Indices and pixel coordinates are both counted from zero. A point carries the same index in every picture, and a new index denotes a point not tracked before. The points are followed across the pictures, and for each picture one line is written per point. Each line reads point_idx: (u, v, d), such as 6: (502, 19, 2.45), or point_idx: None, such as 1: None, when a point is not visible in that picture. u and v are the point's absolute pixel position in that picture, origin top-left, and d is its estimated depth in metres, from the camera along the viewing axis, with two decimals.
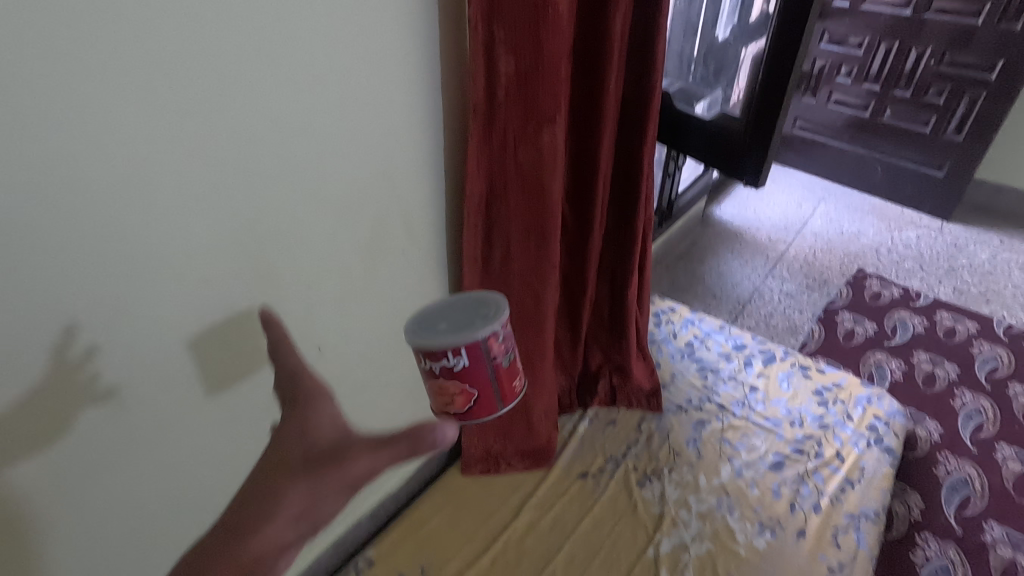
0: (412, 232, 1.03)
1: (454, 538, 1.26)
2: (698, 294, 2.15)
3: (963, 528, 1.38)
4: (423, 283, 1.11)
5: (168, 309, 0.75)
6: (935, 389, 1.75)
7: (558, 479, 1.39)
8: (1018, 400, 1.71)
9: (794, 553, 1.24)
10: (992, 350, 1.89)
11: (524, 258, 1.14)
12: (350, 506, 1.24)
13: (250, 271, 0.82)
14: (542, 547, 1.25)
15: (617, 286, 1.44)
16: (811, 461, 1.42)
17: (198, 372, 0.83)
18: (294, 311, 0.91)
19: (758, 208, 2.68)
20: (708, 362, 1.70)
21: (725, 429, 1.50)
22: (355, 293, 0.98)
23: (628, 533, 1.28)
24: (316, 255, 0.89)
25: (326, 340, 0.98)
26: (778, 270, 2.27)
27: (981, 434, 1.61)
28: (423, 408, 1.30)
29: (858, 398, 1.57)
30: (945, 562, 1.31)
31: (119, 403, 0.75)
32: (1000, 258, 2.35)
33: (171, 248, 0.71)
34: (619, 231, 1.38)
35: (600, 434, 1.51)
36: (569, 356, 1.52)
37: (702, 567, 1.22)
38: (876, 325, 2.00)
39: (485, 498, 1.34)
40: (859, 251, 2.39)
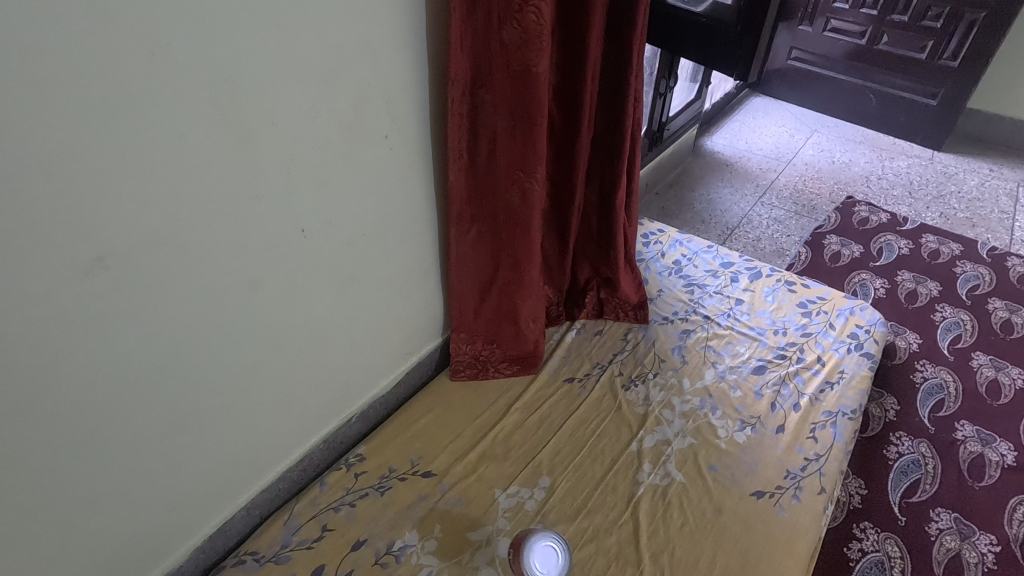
0: (395, 116, 1.02)
1: (443, 435, 1.28)
2: (687, 220, 2.15)
3: (936, 427, 1.43)
4: (406, 177, 1.11)
5: (142, 162, 0.72)
6: (916, 304, 1.79)
7: (545, 383, 1.41)
8: (996, 314, 1.75)
9: (773, 446, 1.28)
10: (974, 269, 1.92)
11: (510, 151, 1.13)
12: (339, 406, 1.24)
13: (227, 133, 0.79)
14: (529, 442, 1.29)
15: (605, 193, 1.43)
16: (792, 365, 1.45)
17: (177, 240, 0.79)
18: (276, 186, 0.88)
19: (749, 140, 2.64)
20: (695, 278, 1.71)
21: (710, 338, 1.53)
22: (339, 175, 0.97)
23: (613, 430, 1.31)
24: (296, 127, 0.87)
25: (310, 222, 0.96)
26: (768, 198, 2.27)
27: (959, 344, 1.66)
28: (411, 311, 1.30)
29: (841, 309, 1.60)
30: (916, 457, 1.37)
31: (102, 264, 0.73)
32: (987, 186, 2.37)
33: (144, 94, 0.69)
34: (608, 135, 1.36)
35: (587, 342, 1.52)
36: (557, 268, 1.50)
37: (684, 459, 1.26)
38: (863, 247, 2.01)
39: (474, 400, 1.36)
40: (849, 179, 2.39)
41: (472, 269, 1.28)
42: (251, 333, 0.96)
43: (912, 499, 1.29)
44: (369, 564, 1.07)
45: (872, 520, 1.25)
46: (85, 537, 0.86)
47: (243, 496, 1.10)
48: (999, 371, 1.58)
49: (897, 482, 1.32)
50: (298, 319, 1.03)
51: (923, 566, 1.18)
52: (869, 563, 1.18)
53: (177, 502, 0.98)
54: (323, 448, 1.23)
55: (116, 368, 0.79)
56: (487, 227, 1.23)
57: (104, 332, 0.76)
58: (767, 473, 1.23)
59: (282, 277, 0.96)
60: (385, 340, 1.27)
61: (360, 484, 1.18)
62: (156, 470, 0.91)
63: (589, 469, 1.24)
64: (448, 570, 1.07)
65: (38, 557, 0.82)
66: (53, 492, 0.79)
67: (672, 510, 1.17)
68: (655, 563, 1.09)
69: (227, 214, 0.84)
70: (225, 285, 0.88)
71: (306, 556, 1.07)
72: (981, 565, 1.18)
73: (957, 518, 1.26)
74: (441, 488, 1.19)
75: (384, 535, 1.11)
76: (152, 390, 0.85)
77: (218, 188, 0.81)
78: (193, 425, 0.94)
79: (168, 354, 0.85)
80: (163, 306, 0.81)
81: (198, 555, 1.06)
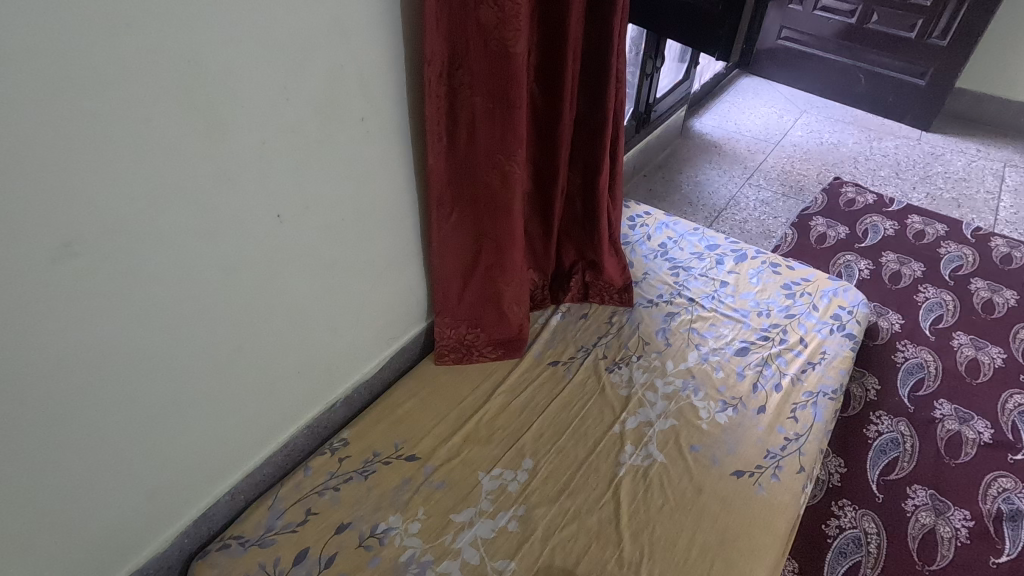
0: (371, 98, 1.00)
1: (427, 419, 1.29)
2: (674, 202, 2.14)
3: (915, 406, 1.46)
4: (384, 162, 1.10)
5: (107, 147, 0.71)
6: (900, 285, 1.80)
7: (529, 366, 1.41)
8: (978, 294, 1.77)
9: (753, 426, 1.29)
10: (958, 250, 1.93)
11: (490, 133, 1.12)
12: (322, 392, 1.24)
13: (194, 116, 0.77)
14: (513, 425, 1.29)
15: (589, 176, 1.42)
16: (775, 346, 1.46)
17: (148, 225, 0.78)
18: (249, 169, 0.87)
19: (738, 121, 2.63)
20: (681, 261, 1.71)
21: (694, 320, 1.53)
22: (314, 159, 0.96)
23: (596, 412, 1.32)
24: (268, 109, 0.86)
25: (286, 208, 0.95)
26: (755, 179, 2.26)
27: (941, 324, 1.67)
28: (394, 295, 1.29)
29: (825, 290, 1.61)
30: (895, 435, 1.39)
31: (69, 251, 0.72)
32: (974, 166, 2.37)
33: (105, 77, 0.68)
34: (590, 116, 1.34)
35: (572, 326, 1.52)
36: (541, 252, 1.50)
37: (666, 440, 1.27)
38: (848, 228, 2.02)
39: (458, 384, 1.37)
40: (837, 160, 2.38)
41: (455, 254, 1.27)
42: (228, 318, 0.95)
43: (890, 476, 1.31)
44: (353, 546, 1.08)
45: (849, 497, 1.27)
46: (67, 523, 0.87)
47: (226, 482, 1.11)
48: (979, 350, 1.60)
49: (876, 460, 1.34)
50: (277, 304, 1.03)
51: (898, 541, 1.20)
52: (846, 540, 1.20)
53: (158, 488, 0.98)
54: (307, 433, 1.23)
55: (90, 354, 0.79)
56: (469, 211, 1.22)
57: (77, 319, 0.76)
58: (747, 453, 1.25)
59: (260, 262, 0.96)
60: (367, 324, 1.26)
61: (344, 468, 1.19)
62: (136, 455, 0.92)
63: (571, 451, 1.25)
64: (431, 551, 1.08)
65: (19, 544, 0.82)
66: (30, 480, 0.80)
67: (653, 490, 1.18)
68: (635, 541, 1.10)
69: (199, 199, 0.83)
70: (200, 271, 0.87)
71: (291, 539, 1.08)
72: (955, 539, 1.21)
73: (932, 494, 1.28)
74: (425, 471, 1.20)
75: (368, 518, 1.12)
76: (127, 376, 0.85)
77: (190, 174, 0.80)
78: (172, 410, 0.94)
79: (143, 342, 0.85)
80: (135, 292, 0.81)
81: (183, 540, 1.07)
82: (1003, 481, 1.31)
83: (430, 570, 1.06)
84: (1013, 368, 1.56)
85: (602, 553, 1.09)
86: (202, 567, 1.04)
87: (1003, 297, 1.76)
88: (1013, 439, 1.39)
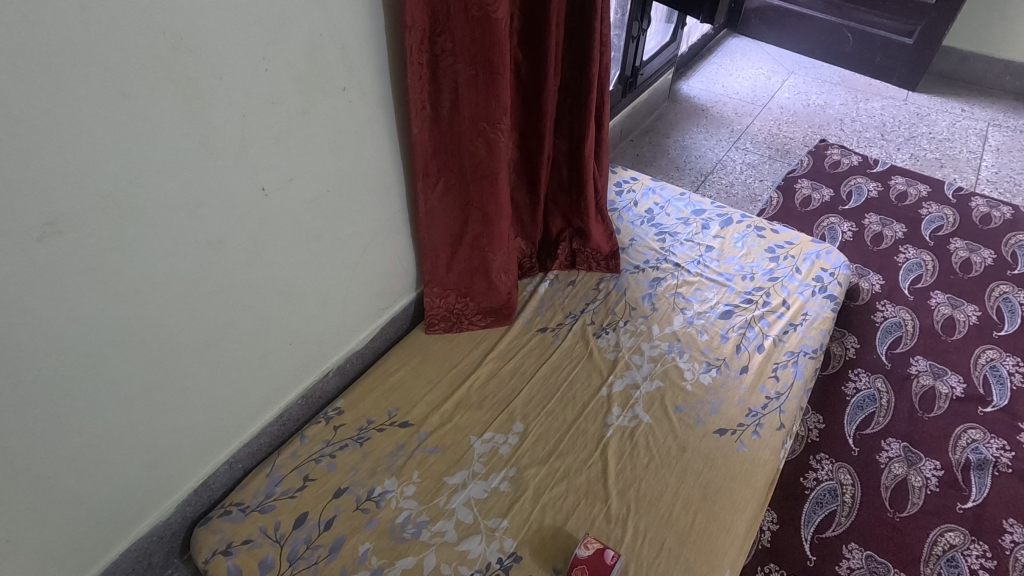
0: (352, 67, 0.99)
1: (419, 386, 1.32)
2: (661, 167, 2.14)
3: (892, 363, 1.51)
4: (368, 132, 1.09)
5: (84, 121, 0.70)
6: (881, 246, 1.83)
7: (518, 334, 1.44)
8: (957, 254, 1.81)
9: (736, 386, 1.34)
10: (939, 211, 1.96)
11: (474, 100, 1.11)
12: (315, 363, 1.25)
13: (172, 88, 0.76)
14: (503, 390, 1.33)
15: (575, 142, 1.42)
16: (758, 309, 1.50)
17: (130, 201, 0.78)
18: (231, 142, 0.86)
19: (726, 83, 2.61)
20: (667, 226, 1.72)
21: (680, 285, 1.56)
22: (296, 130, 0.95)
23: (584, 375, 1.36)
24: (247, 81, 0.84)
25: (270, 180, 0.95)
26: (742, 143, 2.26)
27: (919, 284, 1.71)
28: (382, 266, 1.30)
29: (808, 254, 1.63)
30: (872, 392, 1.45)
31: (54, 228, 0.72)
32: (958, 126, 2.38)
33: (79, 50, 0.66)
34: (575, 81, 1.33)
35: (560, 293, 1.54)
36: (529, 220, 1.50)
37: (652, 401, 1.31)
38: (833, 190, 2.04)
39: (449, 352, 1.39)
40: (823, 123, 2.38)
41: (442, 224, 1.28)
42: (218, 292, 0.96)
43: (866, 431, 1.37)
44: (351, 509, 1.12)
45: (827, 451, 1.33)
46: (70, 493, 0.89)
47: (224, 451, 1.14)
48: (956, 309, 1.65)
49: (853, 415, 1.40)
50: (265, 277, 1.03)
51: (872, 491, 1.26)
52: (823, 491, 1.26)
53: (156, 458, 1.00)
54: (302, 403, 1.26)
55: (81, 329, 0.80)
56: (455, 181, 1.22)
57: (65, 294, 0.76)
58: (729, 411, 1.29)
59: (246, 236, 0.96)
60: (356, 295, 1.27)
61: (339, 436, 1.22)
62: (133, 427, 0.94)
63: (560, 414, 1.29)
64: (426, 512, 1.12)
65: (25, 514, 0.85)
66: (30, 452, 0.81)
67: (639, 449, 1.23)
68: (622, 497, 1.15)
69: (182, 173, 0.82)
70: (186, 245, 0.88)
71: (290, 504, 1.12)
72: (926, 488, 1.27)
73: (905, 446, 1.34)
74: (419, 437, 1.23)
75: (364, 482, 1.15)
76: (120, 349, 0.86)
77: (172, 148, 0.80)
78: (166, 382, 0.95)
79: (131, 316, 0.85)
80: (123, 267, 0.81)
81: (185, 508, 1.10)
82: (973, 432, 1.37)
83: (425, 529, 1.10)
84: (986, 325, 1.61)
85: (591, 509, 1.14)
86: (205, 532, 1.08)
87: (981, 256, 1.80)
88: (983, 392, 1.45)
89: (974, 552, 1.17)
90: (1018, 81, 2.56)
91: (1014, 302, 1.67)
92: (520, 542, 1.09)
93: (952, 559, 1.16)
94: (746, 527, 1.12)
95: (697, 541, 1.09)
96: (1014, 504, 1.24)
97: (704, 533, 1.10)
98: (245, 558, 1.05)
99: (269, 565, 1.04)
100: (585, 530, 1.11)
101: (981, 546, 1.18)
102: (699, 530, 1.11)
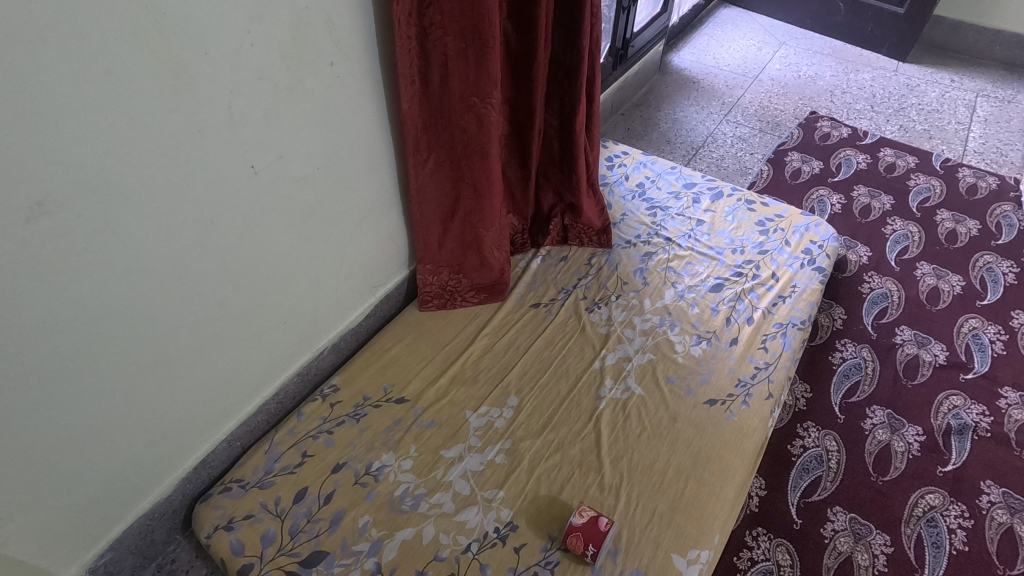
0: (340, 41, 0.97)
1: (413, 362, 1.33)
2: (652, 140, 2.13)
3: (877, 333, 1.54)
4: (357, 107, 1.08)
5: (68, 98, 0.68)
6: (869, 218, 1.85)
7: (512, 310, 1.45)
8: (943, 225, 1.83)
9: (726, 357, 1.36)
10: (927, 182, 1.97)
11: (463, 74, 1.10)
12: (309, 341, 1.26)
13: (156, 63, 0.75)
14: (496, 365, 1.34)
15: (566, 117, 1.41)
16: (748, 282, 1.52)
17: (118, 180, 0.77)
18: (218, 120, 0.85)
19: (717, 55, 2.59)
20: (658, 201, 1.73)
21: (671, 259, 1.57)
22: (284, 108, 0.94)
23: (577, 349, 1.38)
24: (233, 56, 0.83)
25: (259, 158, 0.94)
26: (733, 116, 2.26)
27: (906, 256, 1.74)
28: (374, 244, 1.29)
29: (797, 226, 1.65)
30: (858, 361, 1.48)
31: (42, 210, 0.71)
32: (947, 97, 2.39)
33: (59, 26, 0.65)
34: (566, 54, 1.32)
35: (553, 268, 1.55)
36: (520, 196, 1.50)
37: (644, 373, 1.33)
38: (822, 163, 2.04)
39: (443, 328, 1.40)
40: (814, 94, 2.38)
41: (433, 200, 1.27)
42: (211, 272, 0.96)
43: (852, 399, 1.40)
44: (350, 483, 1.14)
45: (814, 419, 1.37)
46: (71, 472, 0.90)
47: (221, 430, 1.15)
48: (940, 279, 1.68)
49: (839, 384, 1.43)
50: (258, 256, 1.03)
51: (856, 456, 1.30)
52: (809, 457, 1.30)
53: (154, 438, 1.01)
54: (297, 381, 1.27)
55: (74, 310, 0.80)
56: (445, 156, 1.21)
57: (56, 275, 0.76)
58: (719, 382, 1.32)
59: (237, 215, 0.95)
60: (349, 274, 1.27)
61: (336, 413, 1.23)
62: (130, 407, 0.94)
63: (554, 388, 1.31)
64: (424, 485, 1.14)
65: (27, 494, 0.85)
66: (29, 433, 0.82)
67: (631, 421, 1.25)
68: (615, 467, 1.18)
69: (170, 151, 0.81)
70: (176, 225, 0.87)
71: (289, 480, 1.13)
72: (908, 452, 1.31)
73: (889, 414, 1.38)
74: (415, 412, 1.25)
75: (362, 457, 1.17)
76: (114, 330, 0.86)
77: (159, 125, 0.78)
78: (161, 362, 0.96)
79: (123, 297, 0.85)
80: (113, 248, 0.80)
81: (185, 485, 1.11)
82: (954, 398, 1.41)
83: (424, 501, 1.12)
84: (970, 295, 1.64)
85: (585, 479, 1.16)
86: (206, 508, 1.10)
87: (966, 227, 1.83)
88: (965, 360, 1.49)
89: (952, 513, 1.22)
90: (1007, 51, 2.57)
91: (998, 272, 1.70)
92: (516, 512, 1.11)
93: (931, 520, 1.21)
94: (735, 493, 1.15)
95: (688, 508, 1.13)
96: (992, 466, 1.29)
97: (695, 500, 1.14)
98: (246, 532, 1.06)
99: (270, 539, 1.06)
100: (579, 499, 1.13)
101: (960, 507, 1.23)
102: (690, 497, 1.14)
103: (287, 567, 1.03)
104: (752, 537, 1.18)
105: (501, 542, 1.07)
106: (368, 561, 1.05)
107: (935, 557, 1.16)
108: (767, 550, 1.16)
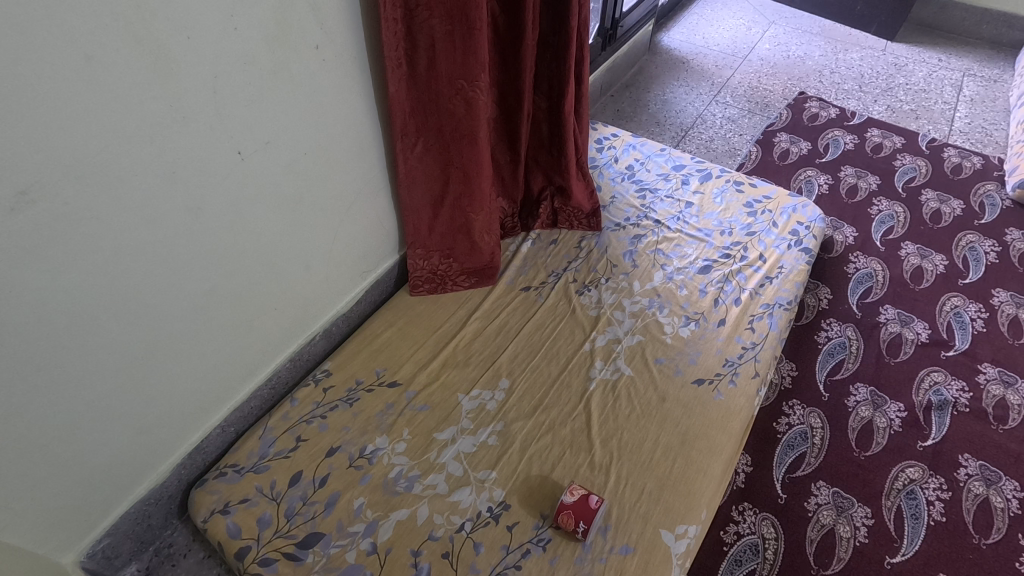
0: (324, 23, 0.96)
1: (406, 347, 1.34)
2: (641, 122, 2.12)
3: (862, 312, 1.57)
4: (343, 91, 1.07)
5: (49, 84, 0.67)
6: (856, 199, 1.87)
7: (502, 293, 1.46)
8: (928, 205, 1.85)
9: (714, 338, 1.38)
10: (913, 162, 1.99)
11: (451, 57, 1.09)
12: (301, 326, 1.26)
13: (138, 48, 0.74)
14: (488, 349, 1.35)
15: (554, 99, 1.41)
16: (735, 264, 1.53)
17: (103, 167, 0.76)
18: (203, 106, 0.84)
19: (707, 35, 2.57)
20: (648, 183, 1.73)
21: (660, 242, 1.58)
22: (270, 93, 0.93)
23: (567, 332, 1.39)
24: (217, 41, 0.82)
25: (246, 143, 0.94)
26: (722, 97, 2.25)
27: (891, 235, 1.76)
28: (364, 229, 1.29)
29: (784, 208, 1.67)
30: (843, 340, 1.51)
31: (27, 198, 0.70)
32: (934, 77, 2.40)
33: (38, 12, 0.63)
34: (554, 35, 1.31)
35: (543, 252, 1.55)
36: (510, 179, 1.50)
37: (633, 354, 1.35)
38: (811, 144, 2.06)
39: (434, 313, 1.41)
40: (803, 75, 2.38)
41: (422, 185, 1.27)
42: (200, 258, 0.96)
43: (836, 376, 1.43)
44: (345, 466, 1.15)
45: (799, 397, 1.40)
46: (65, 459, 0.91)
47: (215, 415, 1.15)
48: (924, 259, 1.70)
49: (824, 362, 1.46)
50: (248, 242, 1.03)
51: (839, 432, 1.33)
52: (795, 434, 1.33)
53: (149, 425, 1.02)
54: (290, 367, 1.27)
55: (62, 299, 0.80)
56: (434, 140, 1.21)
57: (43, 264, 0.75)
58: (707, 362, 1.34)
59: (227, 202, 0.95)
60: (339, 259, 1.27)
61: (329, 398, 1.24)
62: (122, 394, 0.95)
63: (545, 370, 1.32)
64: (417, 467, 1.16)
65: (22, 481, 0.86)
66: (21, 421, 0.82)
67: (620, 401, 1.27)
68: (605, 447, 1.20)
69: (155, 138, 0.81)
70: (164, 211, 0.87)
71: (284, 464, 1.15)
72: (890, 428, 1.34)
73: (872, 390, 1.41)
74: (407, 396, 1.26)
75: (356, 441, 1.18)
76: (104, 317, 0.86)
77: (143, 111, 0.78)
78: (153, 349, 0.96)
79: (112, 286, 0.85)
80: (101, 236, 0.80)
81: (180, 470, 1.12)
82: (935, 375, 1.44)
83: (417, 483, 1.14)
84: (953, 273, 1.67)
85: (575, 458, 1.19)
86: (203, 493, 1.11)
87: (950, 207, 1.85)
88: (946, 337, 1.52)
89: (931, 485, 1.26)
90: (993, 29, 2.57)
91: (980, 251, 1.73)
92: (509, 491, 1.14)
93: (911, 492, 1.25)
94: (721, 469, 1.18)
95: (676, 485, 1.15)
96: (969, 440, 1.33)
97: (682, 477, 1.16)
98: (243, 515, 1.08)
99: (267, 522, 1.07)
100: (570, 478, 1.16)
101: (938, 480, 1.27)
102: (677, 474, 1.17)
103: (285, 549, 1.05)
104: (738, 512, 1.21)
105: (494, 521, 1.10)
106: (364, 541, 1.07)
107: (913, 528, 1.20)
108: (752, 523, 1.19)
